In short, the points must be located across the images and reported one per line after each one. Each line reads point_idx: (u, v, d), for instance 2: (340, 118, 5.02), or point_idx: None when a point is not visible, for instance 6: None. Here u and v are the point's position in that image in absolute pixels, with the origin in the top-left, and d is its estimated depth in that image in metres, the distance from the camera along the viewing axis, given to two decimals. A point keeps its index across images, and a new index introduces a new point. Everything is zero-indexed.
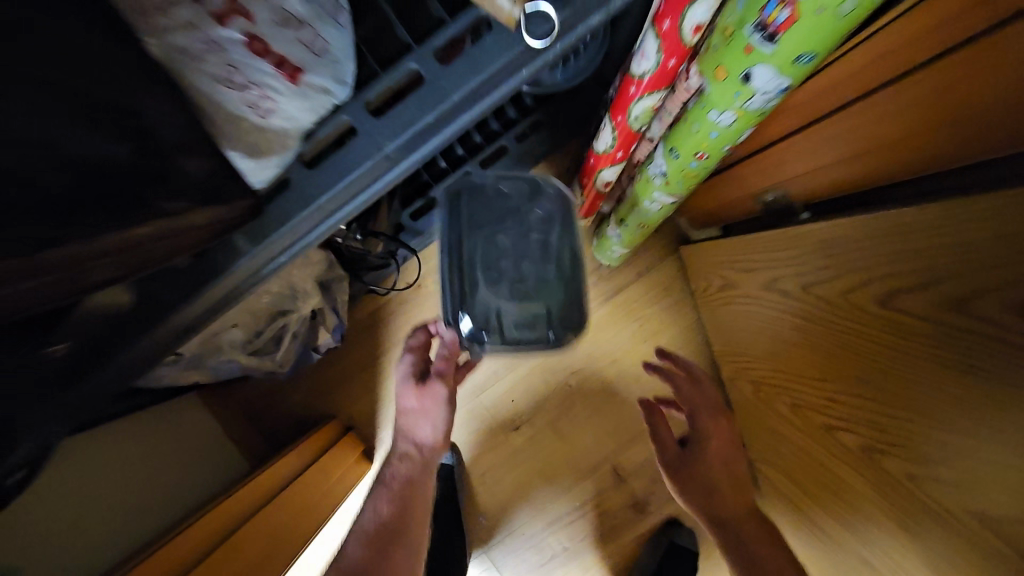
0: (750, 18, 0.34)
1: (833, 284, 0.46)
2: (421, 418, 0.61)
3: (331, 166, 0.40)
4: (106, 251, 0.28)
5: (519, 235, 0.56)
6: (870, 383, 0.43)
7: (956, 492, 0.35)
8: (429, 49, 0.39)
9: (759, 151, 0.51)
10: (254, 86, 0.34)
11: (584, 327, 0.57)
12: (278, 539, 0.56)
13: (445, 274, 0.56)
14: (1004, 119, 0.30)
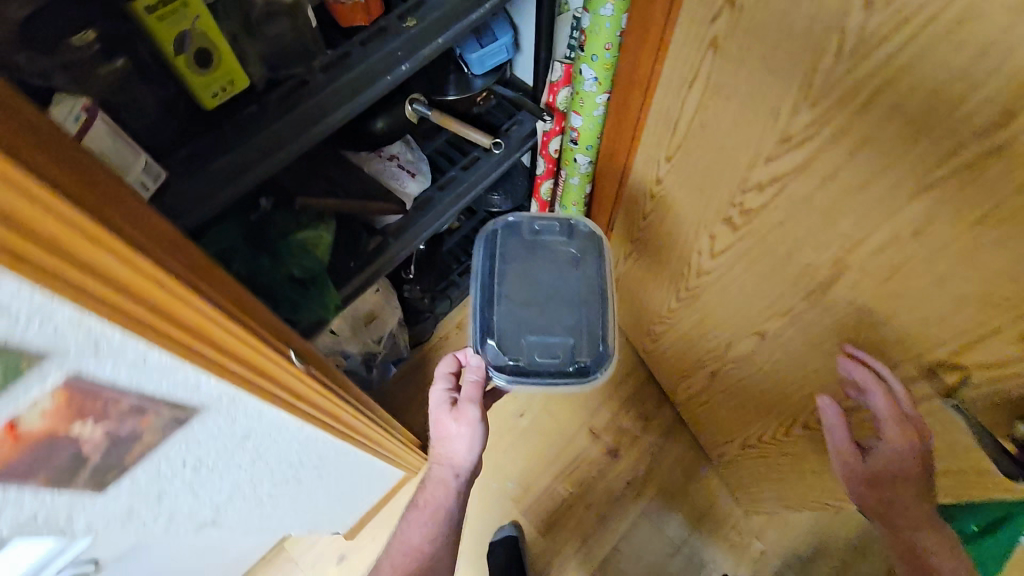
0: (569, 138, 1.01)
1: (688, 167, 0.76)
2: (457, 440, 0.86)
3: (426, 211, 0.99)
4: (370, 209, 0.83)
5: (549, 277, 1.00)
6: (778, 169, 0.61)
7: (703, 264, 0.84)
8: (459, 167, 1.03)
9: (595, 200, 1.12)
10: (399, 179, 0.96)
11: (592, 359, 0.95)
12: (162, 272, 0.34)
13: (481, 309, 0.97)
14: (631, 147, 0.91)
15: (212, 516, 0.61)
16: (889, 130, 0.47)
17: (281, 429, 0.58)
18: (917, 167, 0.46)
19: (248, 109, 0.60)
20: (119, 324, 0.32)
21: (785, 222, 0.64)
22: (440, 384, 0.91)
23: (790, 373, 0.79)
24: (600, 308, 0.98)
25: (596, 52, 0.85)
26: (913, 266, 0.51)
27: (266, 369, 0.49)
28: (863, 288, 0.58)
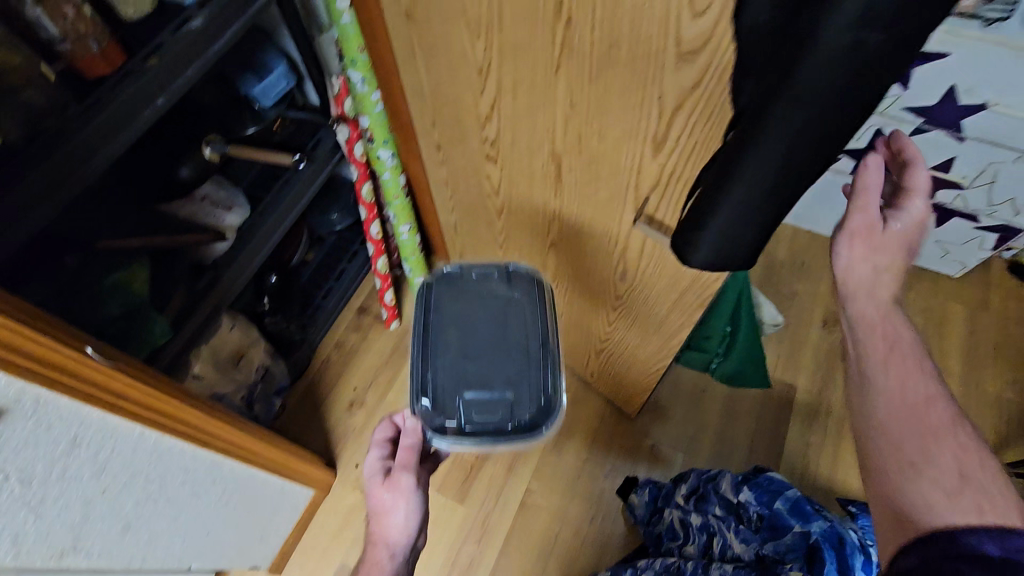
0: (367, 138, 1.13)
1: (453, 123, 0.92)
2: (395, 513, 0.83)
3: (255, 238, 1.07)
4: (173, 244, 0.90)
5: (491, 326, 0.90)
6: (495, 94, 0.78)
7: (503, 203, 1.01)
8: (277, 194, 1.11)
9: (416, 188, 1.26)
10: (214, 216, 1.02)
11: (539, 419, 0.83)
12: None
13: (413, 368, 0.86)
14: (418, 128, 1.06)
15: (70, 540, 0.63)
16: (524, 31, 0.64)
17: (113, 441, 0.63)
18: (548, 52, 0.65)
19: (15, 160, 0.66)
20: None
21: (516, 134, 0.81)
22: (375, 449, 0.86)
23: (589, 261, 0.96)
24: (546, 358, 0.87)
25: (353, 56, 0.99)
26: (588, 129, 0.71)
27: (69, 367, 0.54)
28: (581, 161, 0.77)
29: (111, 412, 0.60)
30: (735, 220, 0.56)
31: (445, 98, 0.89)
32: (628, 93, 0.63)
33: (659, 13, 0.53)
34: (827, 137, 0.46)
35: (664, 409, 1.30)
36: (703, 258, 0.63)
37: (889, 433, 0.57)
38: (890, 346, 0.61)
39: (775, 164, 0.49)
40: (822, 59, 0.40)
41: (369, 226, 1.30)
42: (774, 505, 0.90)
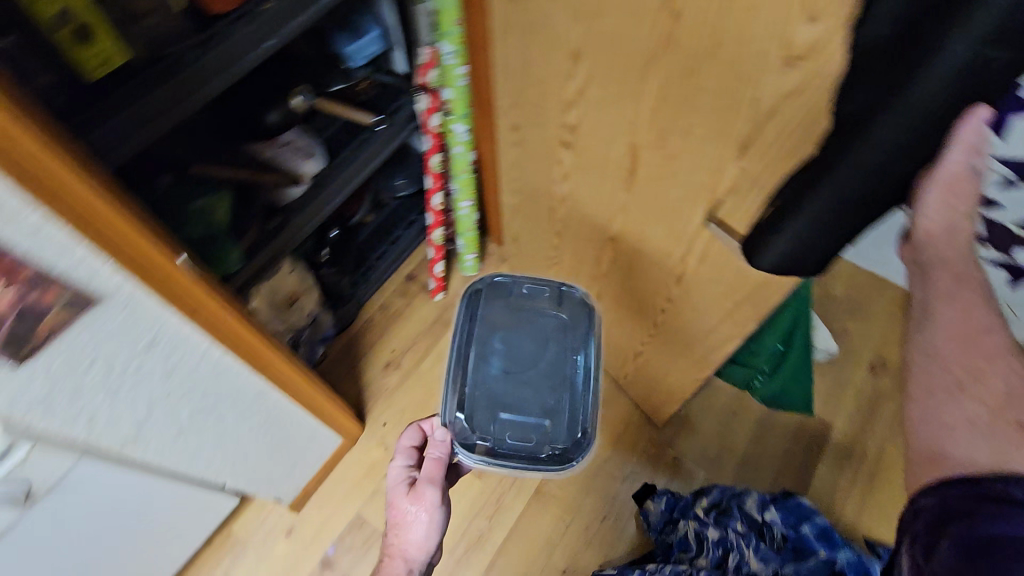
0: (446, 110, 1.16)
1: (535, 105, 0.94)
2: (415, 525, 0.84)
3: (326, 190, 1.11)
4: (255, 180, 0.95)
5: (533, 349, 0.94)
6: (584, 80, 0.79)
7: (568, 191, 1.03)
8: (354, 152, 1.15)
9: (484, 165, 1.29)
10: (294, 160, 1.07)
11: (572, 453, 0.85)
12: (85, 189, 0.48)
13: (449, 376, 0.89)
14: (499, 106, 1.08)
15: (132, 431, 0.69)
16: (628, 19, 0.65)
17: (183, 350, 0.67)
18: (649, 43, 0.66)
19: (135, 79, 0.70)
20: (48, 209, 0.46)
21: (599, 122, 0.82)
22: (401, 458, 0.88)
23: (645, 261, 0.97)
24: (586, 392, 0.90)
25: (448, 29, 1.01)
26: (673, 126, 0.71)
27: (161, 271, 0.58)
28: (658, 158, 0.77)
29: (188, 321, 0.65)
30: (812, 229, 0.56)
31: (532, 80, 0.90)
32: (721, 94, 0.62)
33: (772, 16, 0.52)
34: (917, 150, 0.47)
35: (692, 423, 1.29)
36: (772, 261, 0.64)
37: (932, 365, 0.55)
38: (963, 286, 0.54)
39: (864, 176, 0.49)
40: (940, 74, 0.40)
41: (431, 196, 1.33)
42: (802, 529, 0.94)
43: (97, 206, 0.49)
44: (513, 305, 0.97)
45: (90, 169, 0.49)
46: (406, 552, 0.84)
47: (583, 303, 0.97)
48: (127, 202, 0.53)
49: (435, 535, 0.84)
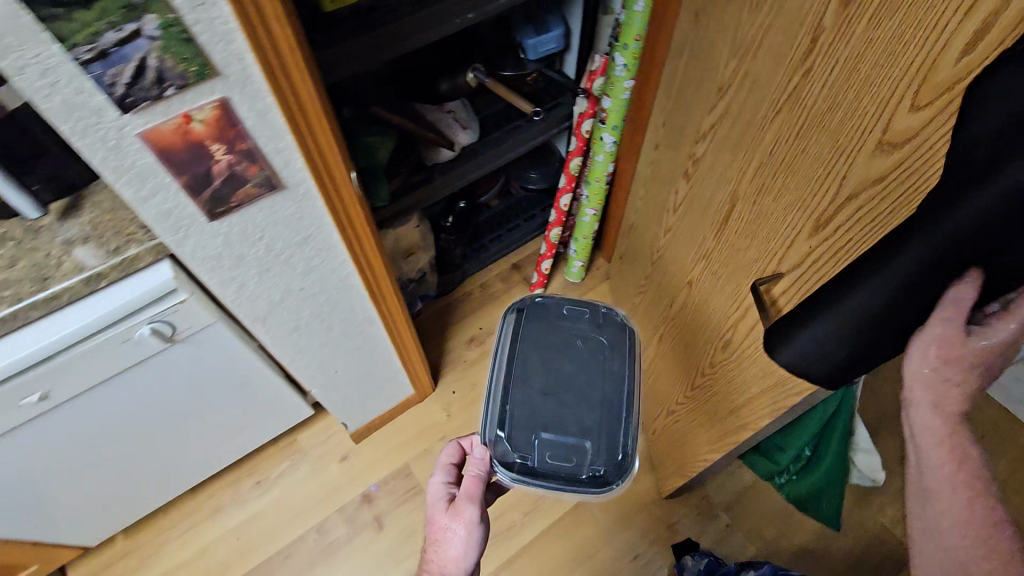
0: (601, 119, 1.20)
1: (680, 134, 0.94)
2: (452, 542, 0.81)
3: (470, 163, 1.18)
4: (419, 131, 1.04)
5: (574, 367, 0.88)
6: (713, 116, 0.78)
7: (668, 226, 1.02)
8: (504, 136, 1.22)
9: (618, 180, 1.31)
10: (453, 127, 1.16)
11: (614, 473, 0.81)
12: (308, 92, 0.56)
13: (489, 390, 0.85)
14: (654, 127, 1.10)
15: (263, 312, 0.77)
16: (767, 63, 0.64)
17: (323, 256, 0.75)
18: (777, 94, 0.62)
19: (352, 22, 0.80)
20: (277, 99, 0.54)
21: (712, 162, 0.80)
22: (439, 474, 0.88)
23: (704, 320, 0.93)
24: (627, 412, 0.85)
25: (627, 43, 1.05)
26: (767, 185, 0.67)
27: (336, 177, 0.66)
28: (748, 216, 0.73)
29: (334, 232, 0.72)
30: (834, 330, 0.56)
31: (683, 105, 0.91)
32: (816, 160, 0.58)
33: (884, 94, 0.48)
34: (944, 267, 0.47)
35: (753, 497, 1.22)
36: (788, 358, 0.63)
37: (930, 538, 0.53)
38: (960, 466, 0.51)
39: (900, 282, 0.49)
40: (989, 196, 0.41)
41: (560, 196, 1.37)
42: None
43: (312, 108, 0.57)
44: (553, 323, 0.92)
45: (317, 75, 0.56)
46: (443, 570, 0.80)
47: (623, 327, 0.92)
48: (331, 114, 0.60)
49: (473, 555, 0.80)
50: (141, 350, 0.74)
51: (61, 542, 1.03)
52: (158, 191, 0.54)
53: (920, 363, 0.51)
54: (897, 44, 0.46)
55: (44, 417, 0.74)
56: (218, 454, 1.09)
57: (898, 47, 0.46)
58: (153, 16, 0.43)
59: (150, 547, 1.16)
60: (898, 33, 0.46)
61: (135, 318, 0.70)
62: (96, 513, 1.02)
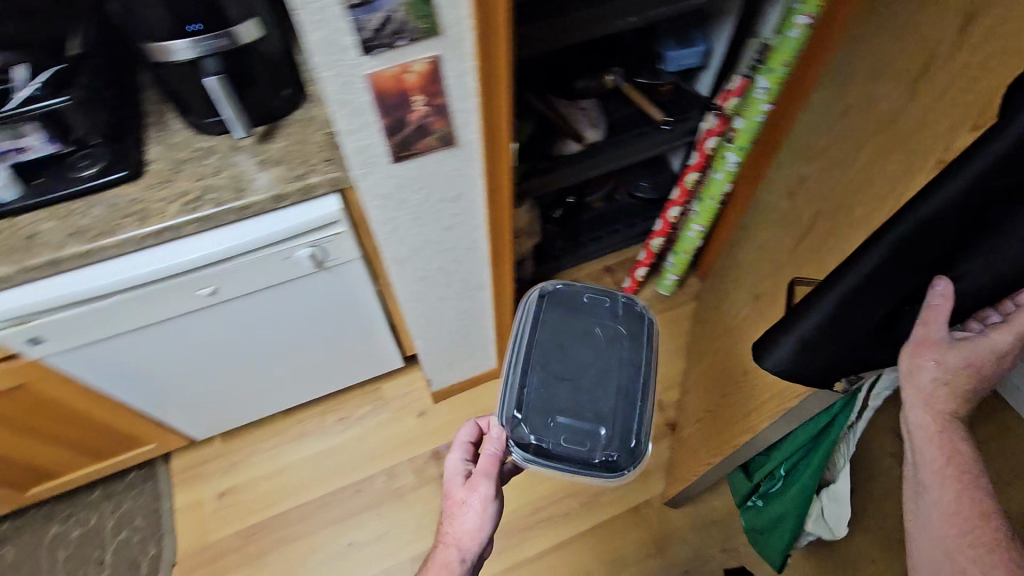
0: (727, 138, 1.21)
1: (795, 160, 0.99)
2: (466, 517, 0.74)
3: (591, 159, 1.22)
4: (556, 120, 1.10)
5: (590, 351, 0.78)
6: (827, 138, 0.86)
7: (761, 240, 1.08)
8: (628, 140, 1.25)
9: (731, 201, 1.33)
10: (582, 122, 1.21)
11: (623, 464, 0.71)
12: (500, 61, 0.62)
13: (508, 367, 0.76)
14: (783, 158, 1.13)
15: (399, 256, 0.85)
16: (884, 89, 0.71)
17: (461, 214, 0.81)
18: (883, 115, 0.71)
19: (526, 12, 0.87)
20: (474, 62, 0.61)
21: (817, 183, 0.87)
22: (457, 451, 0.81)
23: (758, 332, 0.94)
24: (640, 402, 0.75)
25: (774, 66, 1.07)
26: (852, 198, 0.75)
27: (496, 144, 0.72)
28: (826, 231, 0.80)
29: (479, 193, 0.79)
30: (821, 327, 0.59)
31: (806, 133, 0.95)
32: (894, 175, 0.66)
33: (959, 117, 0.56)
34: (919, 261, 0.53)
35: None
36: (773, 368, 0.65)
37: (921, 531, 0.58)
38: (951, 464, 0.56)
39: (872, 280, 0.55)
40: (960, 183, 0.47)
41: (668, 207, 1.39)
42: None
43: (498, 76, 0.63)
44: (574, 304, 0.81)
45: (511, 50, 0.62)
46: (455, 544, 0.73)
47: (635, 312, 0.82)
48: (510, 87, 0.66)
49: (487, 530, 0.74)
50: (295, 268, 0.83)
51: (176, 431, 1.16)
52: (363, 127, 0.62)
53: (923, 373, 0.56)
54: (982, 71, 0.54)
55: (205, 312, 0.84)
56: (318, 386, 1.19)
57: (992, 72, 0.53)
58: None
59: (241, 454, 1.28)
60: (984, 61, 0.54)
61: (299, 240, 0.80)
62: (208, 414, 1.14)
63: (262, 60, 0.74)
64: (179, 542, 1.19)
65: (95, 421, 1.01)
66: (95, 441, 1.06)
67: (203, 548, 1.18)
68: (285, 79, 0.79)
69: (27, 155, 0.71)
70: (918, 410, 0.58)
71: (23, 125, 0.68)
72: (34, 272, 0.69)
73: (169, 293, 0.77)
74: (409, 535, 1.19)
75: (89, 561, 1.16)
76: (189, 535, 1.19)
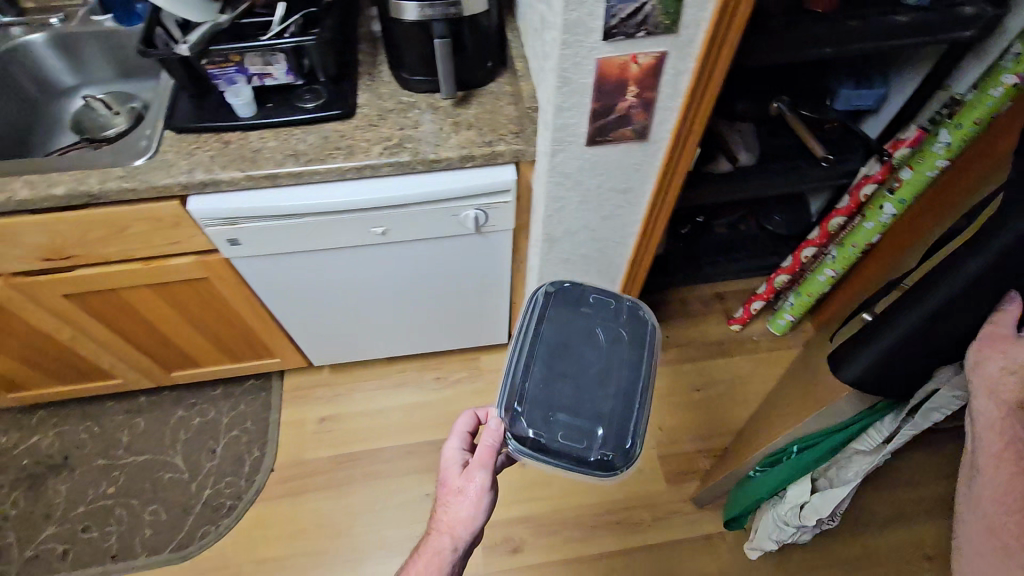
0: (888, 188, 1.17)
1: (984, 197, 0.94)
2: (458, 507, 0.69)
3: (739, 182, 1.22)
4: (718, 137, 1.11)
5: (593, 352, 0.74)
6: None
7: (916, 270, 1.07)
8: (780, 171, 1.23)
9: (874, 250, 1.29)
10: (737, 143, 1.21)
11: (622, 460, 0.67)
12: (717, 65, 0.64)
13: (510, 361, 0.72)
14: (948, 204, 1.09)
15: (553, 235, 0.88)
16: None
17: (622, 206, 0.84)
18: None
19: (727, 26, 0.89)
20: (695, 64, 0.63)
21: None
22: (455, 440, 0.76)
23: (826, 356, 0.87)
24: (638, 405, 0.70)
25: (963, 123, 1.02)
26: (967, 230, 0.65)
27: (682, 146, 0.74)
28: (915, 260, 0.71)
29: (647, 189, 0.81)
30: (896, 347, 0.57)
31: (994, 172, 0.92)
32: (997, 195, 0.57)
33: None
34: (998, 280, 0.48)
35: None
36: (853, 385, 0.64)
37: (979, 529, 0.48)
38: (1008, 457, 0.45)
39: (941, 314, 0.52)
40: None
41: (802, 247, 1.34)
42: None
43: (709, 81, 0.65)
44: (578, 304, 0.77)
45: (730, 58, 0.63)
46: (447, 532, 0.68)
47: (638, 315, 0.77)
48: (714, 92, 0.67)
49: (483, 517, 0.70)
50: (457, 226, 0.90)
51: (300, 353, 1.27)
52: (575, 107, 0.66)
53: (989, 364, 0.48)
54: None
55: (369, 248, 0.92)
56: (430, 341, 1.26)
57: None
58: None
59: (345, 388, 1.38)
60: None
61: (470, 201, 0.86)
62: (331, 345, 1.23)
63: (478, 31, 0.81)
64: (279, 453, 1.30)
65: (243, 326, 1.12)
66: (236, 343, 1.19)
67: (298, 462, 1.28)
68: (491, 51, 0.85)
69: (268, 80, 0.82)
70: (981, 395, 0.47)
71: (274, 55, 0.79)
72: (253, 181, 0.79)
73: (348, 225, 0.85)
74: None
75: (203, 448, 1.30)
76: (289, 449, 1.30)
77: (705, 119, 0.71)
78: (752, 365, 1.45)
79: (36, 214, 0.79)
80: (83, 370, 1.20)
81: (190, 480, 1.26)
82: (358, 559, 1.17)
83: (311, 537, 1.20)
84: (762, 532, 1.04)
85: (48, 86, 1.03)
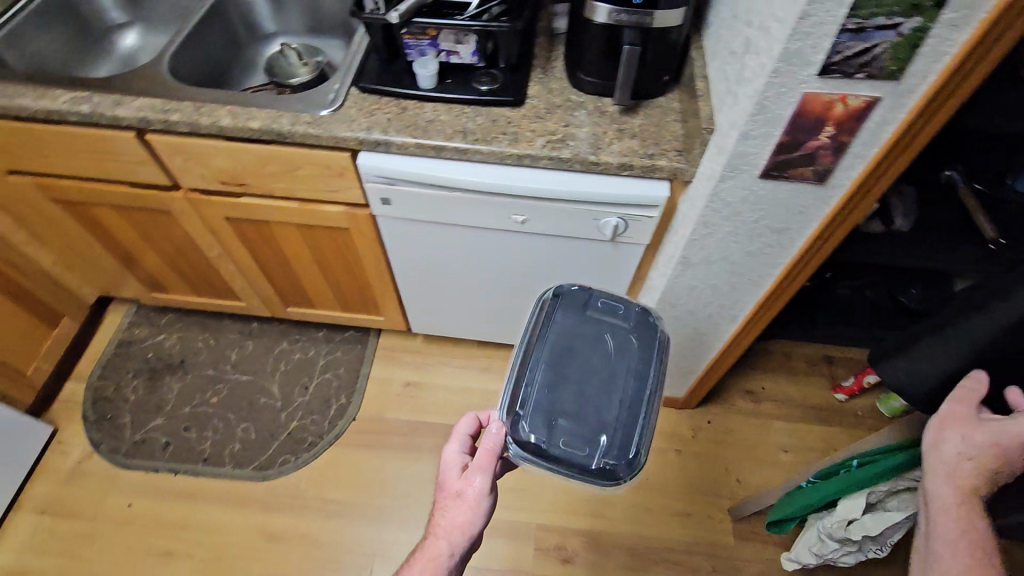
0: None
1: None
2: (456, 510, 0.66)
3: (885, 246, 1.14)
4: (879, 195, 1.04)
5: (600, 355, 0.67)
6: None
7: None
8: (935, 244, 1.14)
9: None
10: (896, 205, 1.13)
11: (628, 470, 0.60)
12: (928, 122, 0.59)
13: (510, 362, 0.65)
14: None
15: (688, 260, 0.87)
16: None
17: (771, 246, 0.81)
18: None
19: None
20: (905, 117, 0.60)
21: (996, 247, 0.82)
22: (456, 443, 0.72)
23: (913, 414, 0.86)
24: (644, 413, 0.63)
25: None
26: None
27: (858, 198, 0.70)
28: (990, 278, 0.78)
29: (804, 233, 0.78)
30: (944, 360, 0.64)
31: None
32: None
33: None
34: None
35: None
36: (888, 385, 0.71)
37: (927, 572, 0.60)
38: (965, 538, 0.57)
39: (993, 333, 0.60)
40: None
41: None
42: None
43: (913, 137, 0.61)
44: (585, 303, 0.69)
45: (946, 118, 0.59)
46: (445, 535, 0.65)
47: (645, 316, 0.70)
48: (913, 150, 0.63)
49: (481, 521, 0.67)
50: (594, 231, 0.90)
51: (403, 317, 1.33)
52: (763, 137, 0.64)
53: (948, 446, 0.60)
54: None
55: (504, 233, 0.94)
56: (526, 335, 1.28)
57: None
58: (919, 19, 0.51)
59: (433, 360, 1.43)
60: None
61: (615, 209, 0.86)
62: (434, 317, 1.28)
63: (667, 47, 0.80)
64: (363, 405, 1.36)
65: (363, 279, 1.19)
66: (351, 294, 1.26)
67: (378, 418, 1.34)
68: (670, 67, 0.84)
69: (453, 58, 0.86)
70: (935, 475, 0.61)
71: (467, 36, 0.83)
72: (420, 149, 0.83)
73: (493, 207, 0.88)
74: (541, 502, 1.22)
75: (298, 382, 1.39)
76: (372, 404, 1.36)
77: (893, 176, 0.67)
78: (851, 440, 1.34)
79: (228, 141, 0.88)
80: (217, 287, 1.32)
81: (281, 409, 1.35)
82: (413, 525, 1.20)
83: (376, 491, 1.25)
84: (804, 545, 1.02)
85: (253, 30, 1.14)
